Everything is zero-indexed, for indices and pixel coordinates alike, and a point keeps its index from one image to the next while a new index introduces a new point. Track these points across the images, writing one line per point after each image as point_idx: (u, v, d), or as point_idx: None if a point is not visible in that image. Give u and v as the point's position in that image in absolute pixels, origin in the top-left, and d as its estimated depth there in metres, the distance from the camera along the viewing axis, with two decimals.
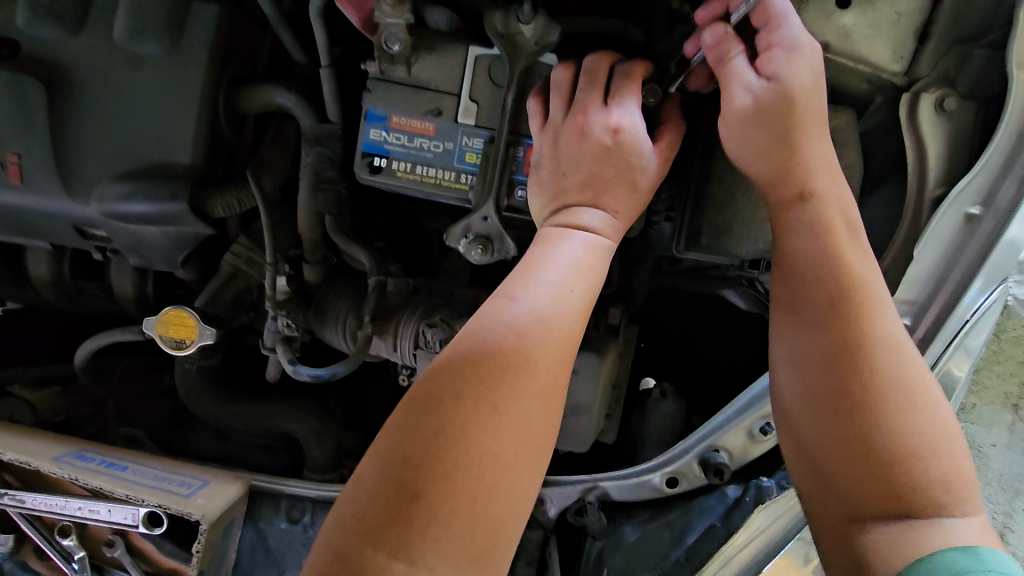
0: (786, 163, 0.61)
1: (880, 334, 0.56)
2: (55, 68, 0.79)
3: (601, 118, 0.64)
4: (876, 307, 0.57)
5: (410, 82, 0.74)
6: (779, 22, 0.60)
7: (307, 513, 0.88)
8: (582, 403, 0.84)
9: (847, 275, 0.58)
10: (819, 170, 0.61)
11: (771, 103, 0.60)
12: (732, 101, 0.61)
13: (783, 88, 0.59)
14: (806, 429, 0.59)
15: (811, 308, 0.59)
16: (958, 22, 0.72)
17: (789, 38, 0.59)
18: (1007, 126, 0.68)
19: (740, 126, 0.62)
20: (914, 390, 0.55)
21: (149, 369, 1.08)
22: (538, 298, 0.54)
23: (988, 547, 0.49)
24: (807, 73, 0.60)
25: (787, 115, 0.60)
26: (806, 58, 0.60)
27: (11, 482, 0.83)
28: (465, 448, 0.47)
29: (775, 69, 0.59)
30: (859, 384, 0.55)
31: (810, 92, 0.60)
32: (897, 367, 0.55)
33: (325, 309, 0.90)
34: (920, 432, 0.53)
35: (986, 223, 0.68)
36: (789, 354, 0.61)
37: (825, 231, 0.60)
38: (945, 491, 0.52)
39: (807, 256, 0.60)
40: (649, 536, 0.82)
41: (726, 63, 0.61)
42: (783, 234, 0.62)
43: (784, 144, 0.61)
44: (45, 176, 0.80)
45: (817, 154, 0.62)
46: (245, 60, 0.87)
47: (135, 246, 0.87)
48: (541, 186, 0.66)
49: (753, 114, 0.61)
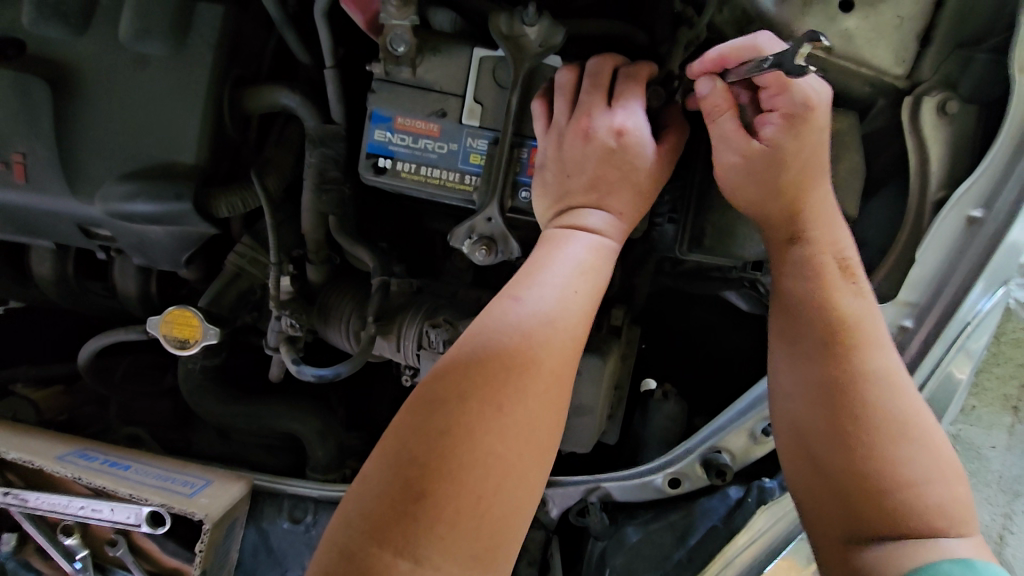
0: (778, 212, 0.63)
1: (872, 369, 0.57)
2: (60, 67, 0.79)
3: (606, 120, 0.64)
4: (869, 342, 0.58)
5: (415, 84, 0.74)
6: (782, 88, 0.59)
7: (310, 513, 0.88)
8: (585, 404, 0.84)
9: (842, 311, 0.59)
10: (816, 215, 0.63)
11: (765, 163, 0.61)
12: (722, 158, 0.63)
13: (777, 152, 0.60)
14: (802, 456, 0.60)
15: (807, 342, 0.60)
16: (960, 25, 0.72)
17: (791, 105, 0.59)
18: (1008, 131, 0.68)
19: (733, 178, 0.64)
20: (907, 419, 0.56)
21: (151, 368, 1.09)
22: (542, 300, 0.54)
23: (981, 559, 0.50)
24: (806, 138, 0.60)
25: (781, 171, 0.61)
26: (807, 125, 0.59)
27: (14, 481, 0.83)
28: (470, 449, 0.48)
29: (771, 137, 0.60)
30: (852, 416, 0.56)
31: (811, 151, 0.61)
32: (890, 398, 0.56)
33: (329, 309, 0.90)
34: (914, 458, 0.54)
35: (989, 226, 0.68)
36: (785, 382, 0.62)
37: (818, 269, 0.61)
38: (940, 513, 0.53)
39: (804, 291, 0.61)
40: (650, 537, 0.82)
41: (717, 120, 0.62)
42: (778, 272, 0.64)
43: (780, 196, 0.62)
44: (50, 175, 0.80)
45: (820, 203, 0.63)
46: (250, 60, 0.87)
47: (139, 245, 0.87)
48: (545, 188, 0.66)
49: (745, 170, 0.62)
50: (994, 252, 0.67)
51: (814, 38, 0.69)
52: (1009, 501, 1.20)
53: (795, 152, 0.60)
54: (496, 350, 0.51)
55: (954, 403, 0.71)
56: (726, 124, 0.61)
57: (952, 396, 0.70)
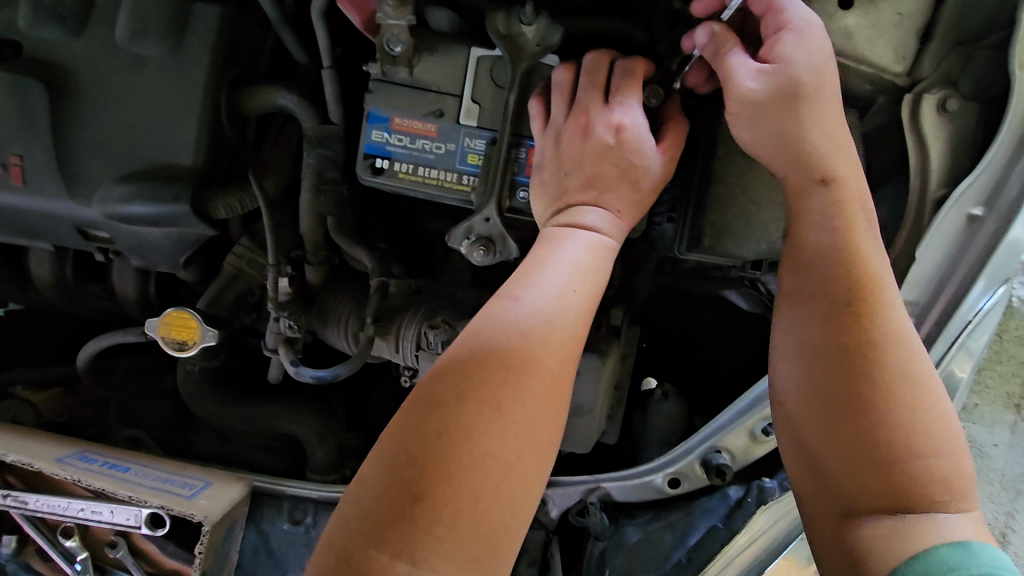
0: (795, 139, 0.60)
1: (891, 330, 0.55)
2: (56, 69, 0.79)
3: (604, 118, 0.64)
4: (887, 302, 0.56)
5: (413, 84, 0.74)
6: (784, 6, 0.60)
7: (310, 514, 0.88)
8: (584, 404, 0.84)
9: (861, 270, 0.57)
10: (840, 159, 0.60)
11: (782, 83, 0.59)
12: (739, 83, 0.60)
13: (794, 67, 0.59)
14: (805, 424, 0.58)
15: (822, 300, 0.58)
16: (959, 23, 0.72)
17: (797, 20, 0.60)
18: (1009, 128, 0.68)
19: (749, 111, 0.61)
20: (921, 387, 0.55)
21: (151, 369, 1.09)
22: (541, 299, 0.54)
23: (980, 541, 0.51)
24: (816, 50, 0.59)
25: (795, 92, 0.59)
26: (814, 41, 0.59)
27: (15, 484, 0.83)
28: (469, 450, 0.47)
29: (784, 48, 0.59)
30: (867, 379, 0.55)
31: (823, 74, 0.59)
32: (903, 371, 0.55)
33: (327, 309, 0.90)
34: (923, 428, 0.54)
35: (989, 224, 0.68)
36: (794, 345, 0.60)
37: (840, 220, 0.58)
38: (945, 488, 0.53)
39: (821, 249, 0.59)
40: (650, 538, 0.82)
41: (727, 53, 0.62)
42: (795, 222, 0.61)
43: (800, 127, 0.60)
44: (48, 178, 0.80)
45: (841, 150, 0.61)
46: (248, 60, 0.87)
47: (137, 247, 0.87)
48: (543, 187, 0.66)
49: (760, 99, 0.60)
50: (996, 249, 0.67)
51: None
52: (1012, 500, 1.28)
53: (808, 71, 0.59)
54: (494, 349, 0.51)
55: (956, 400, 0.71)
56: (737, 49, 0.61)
57: (953, 393, 0.70)
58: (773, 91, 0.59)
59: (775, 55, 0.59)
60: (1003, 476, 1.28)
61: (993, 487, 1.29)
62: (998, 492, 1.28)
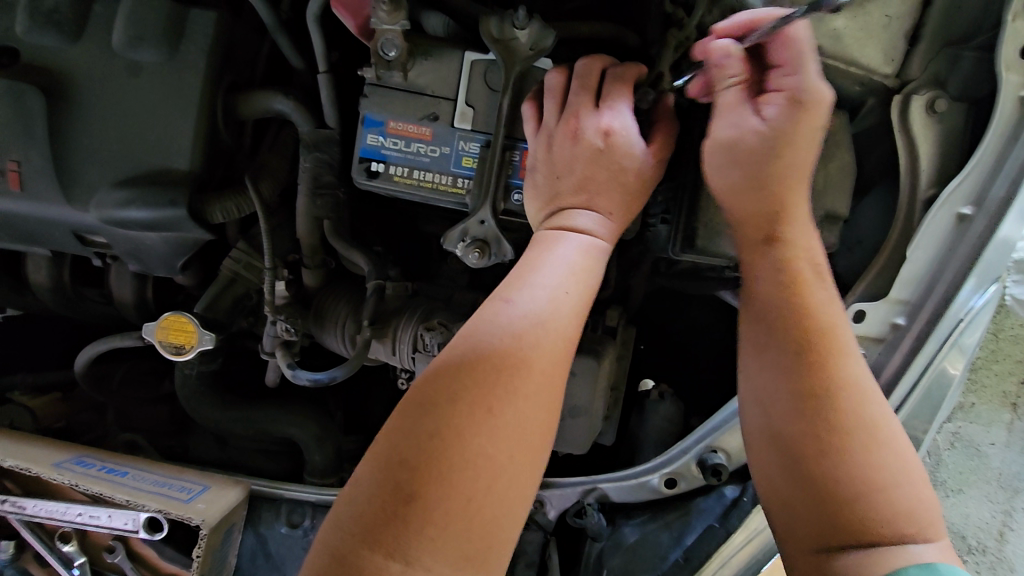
0: (754, 204, 0.65)
1: (841, 375, 0.58)
2: (54, 76, 0.79)
3: (593, 121, 0.65)
4: (832, 345, 0.59)
5: (407, 88, 0.74)
6: (794, 69, 0.62)
7: (308, 517, 0.89)
8: (580, 405, 0.84)
9: (808, 320, 0.60)
10: (796, 218, 0.64)
11: (759, 144, 0.63)
12: (721, 128, 0.65)
13: (772, 135, 0.63)
14: (771, 470, 0.60)
15: (775, 350, 0.61)
16: (948, 24, 0.72)
17: (797, 87, 0.62)
18: (996, 128, 0.69)
19: (722, 156, 0.66)
20: (876, 426, 0.57)
21: (149, 374, 1.09)
22: (534, 301, 0.55)
23: (944, 563, 0.52)
24: (802, 126, 0.62)
25: (773, 158, 0.63)
26: (806, 115, 0.62)
27: (12, 489, 0.82)
28: (461, 451, 0.48)
29: (773, 115, 0.63)
30: (823, 424, 0.57)
31: (802, 146, 0.63)
32: (857, 404, 0.58)
33: (324, 312, 0.90)
34: (881, 465, 0.56)
35: (978, 223, 0.69)
36: (754, 393, 0.62)
37: (783, 275, 0.63)
38: (910, 521, 0.54)
39: (771, 301, 0.62)
40: (648, 537, 0.83)
41: (725, 87, 0.64)
42: (748, 276, 0.65)
43: (768, 189, 0.64)
44: (45, 183, 0.80)
45: (802, 211, 0.65)
46: (244, 66, 0.87)
47: (135, 252, 0.87)
48: (535, 189, 0.67)
49: (734, 151, 0.65)
50: (986, 247, 0.67)
51: None
52: (1010, 498, 1.41)
53: (789, 142, 0.63)
54: (486, 351, 0.52)
55: (948, 399, 0.71)
56: (734, 94, 0.64)
57: (946, 390, 0.70)
58: (750, 148, 0.64)
59: (765, 118, 0.63)
60: (1004, 473, 1.42)
61: (993, 487, 1.42)
62: (998, 492, 1.42)
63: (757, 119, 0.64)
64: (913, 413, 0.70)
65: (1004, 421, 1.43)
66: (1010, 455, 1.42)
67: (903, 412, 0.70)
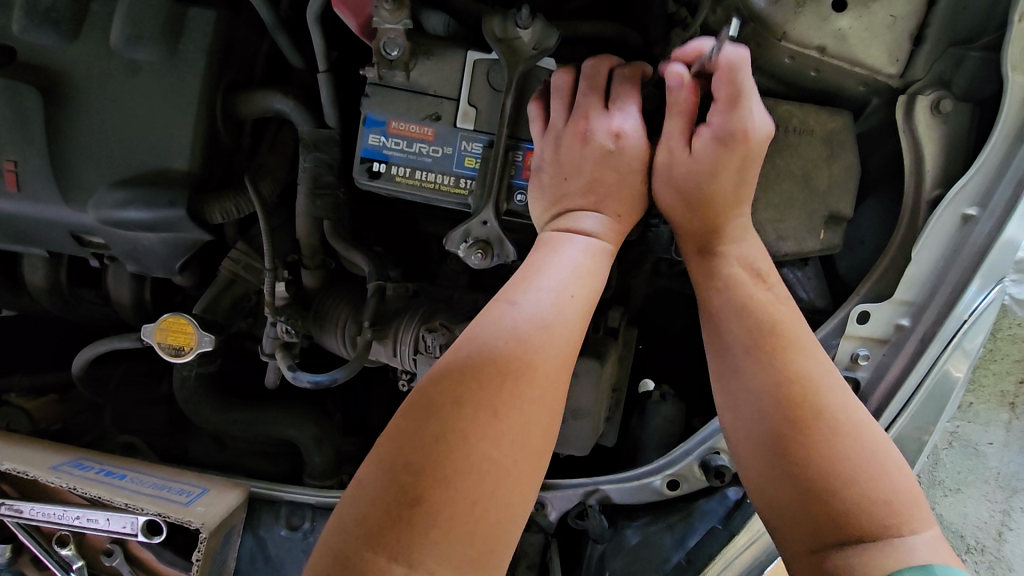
0: (679, 223, 0.66)
1: (803, 367, 0.58)
2: (50, 75, 0.78)
3: (604, 123, 0.64)
4: (799, 339, 0.60)
5: (410, 87, 0.74)
6: (724, 104, 0.61)
7: (307, 520, 0.88)
8: (583, 407, 0.83)
9: (768, 316, 0.61)
10: (729, 231, 0.65)
11: (687, 175, 0.64)
12: (657, 155, 0.65)
13: (696, 169, 0.63)
14: (749, 476, 0.59)
15: (748, 340, 0.60)
16: (954, 25, 0.72)
17: (721, 124, 0.62)
18: (1001, 129, 0.68)
19: (658, 181, 0.66)
20: (863, 423, 0.57)
21: (146, 375, 1.08)
22: (539, 303, 0.54)
23: (940, 564, 0.51)
24: (726, 160, 0.63)
25: (700, 190, 0.64)
26: (732, 148, 0.62)
27: (9, 492, 0.82)
28: (465, 454, 0.47)
29: (698, 151, 0.63)
30: (804, 422, 0.56)
31: (730, 175, 0.64)
32: (838, 396, 0.58)
33: (324, 314, 0.90)
34: (857, 457, 0.55)
35: (983, 225, 0.69)
36: (725, 400, 0.61)
37: (729, 279, 0.64)
38: (892, 512, 0.53)
39: (725, 299, 0.63)
40: (650, 540, 0.82)
41: (670, 114, 0.64)
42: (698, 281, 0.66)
43: (701, 208, 0.65)
44: (42, 184, 0.79)
45: (737, 225, 0.65)
46: (243, 64, 0.86)
47: (133, 253, 0.86)
48: (541, 190, 0.66)
49: (667, 179, 0.65)
50: (990, 250, 0.67)
51: (807, 38, 0.71)
52: (1008, 497, 1.42)
53: (715, 175, 0.63)
54: (491, 355, 0.51)
55: (951, 401, 0.71)
56: (676, 123, 0.64)
57: (949, 393, 0.70)
58: (681, 179, 0.64)
59: (693, 152, 0.64)
60: (1002, 472, 1.42)
61: (991, 486, 1.42)
62: (995, 491, 1.42)
63: (687, 151, 0.64)
64: (915, 417, 0.70)
65: (1002, 420, 1.43)
66: (1008, 454, 1.43)
67: (908, 413, 0.70)
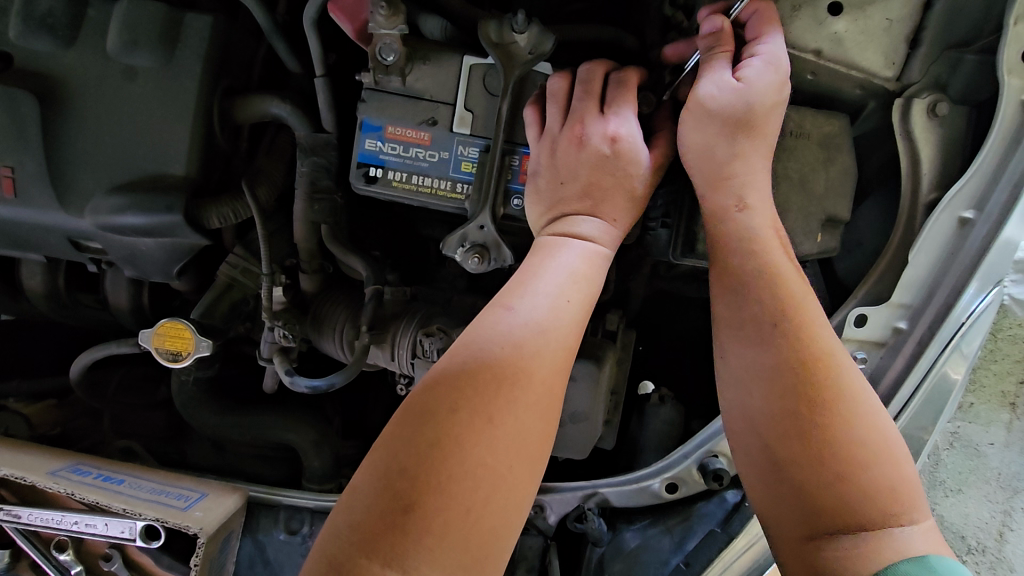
0: (718, 162, 0.65)
1: (820, 346, 0.58)
2: (47, 82, 0.78)
3: (599, 127, 0.64)
4: (813, 324, 0.59)
5: (406, 92, 0.74)
6: (767, 36, 0.65)
7: (306, 524, 0.88)
8: (581, 411, 0.83)
9: (781, 300, 0.60)
10: (756, 184, 0.65)
11: (735, 103, 0.63)
12: (701, 88, 0.64)
13: (749, 92, 0.63)
14: (753, 458, 0.59)
15: (757, 326, 0.60)
16: (950, 28, 0.72)
17: (768, 51, 0.64)
18: (998, 132, 0.68)
19: (702, 116, 0.64)
20: (869, 413, 0.57)
21: (144, 380, 1.07)
22: (535, 309, 0.54)
23: (936, 554, 0.51)
24: (775, 84, 0.63)
25: (746, 119, 0.63)
26: (779, 75, 0.64)
27: (7, 497, 0.81)
28: (459, 461, 0.47)
29: (749, 73, 0.63)
30: (807, 411, 0.56)
31: (773, 108, 0.64)
32: (846, 386, 0.57)
33: (322, 318, 0.90)
34: (861, 441, 0.55)
35: (980, 227, 0.68)
36: (735, 378, 0.62)
37: (755, 243, 0.63)
38: (891, 501, 0.53)
39: (746, 268, 0.62)
40: (648, 543, 0.82)
41: (712, 53, 0.65)
42: (719, 244, 0.65)
43: (739, 147, 0.64)
44: (39, 190, 0.79)
45: (761, 178, 0.66)
46: (241, 70, 0.86)
47: (130, 258, 0.87)
48: (538, 195, 0.66)
49: (711, 112, 0.64)
50: (987, 253, 0.67)
51: (804, 42, 0.71)
52: (1009, 498, 1.41)
53: (763, 103, 0.63)
54: (486, 360, 0.51)
55: (950, 403, 0.71)
56: (721, 57, 0.65)
57: (947, 395, 0.70)
58: (732, 105, 0.63)
59: (743, 78, 0.63)
60: (1004, 473, 1.42)
61: (992, 486, 1.42)
62: (997, 492, 1.42)
63: (737, 78, 0.63)
64: (914, 417, 0.70)
65: (1002, 421, 1.43)
66: (1009, 455, 1.42)
67: (906, 416, 0.69)
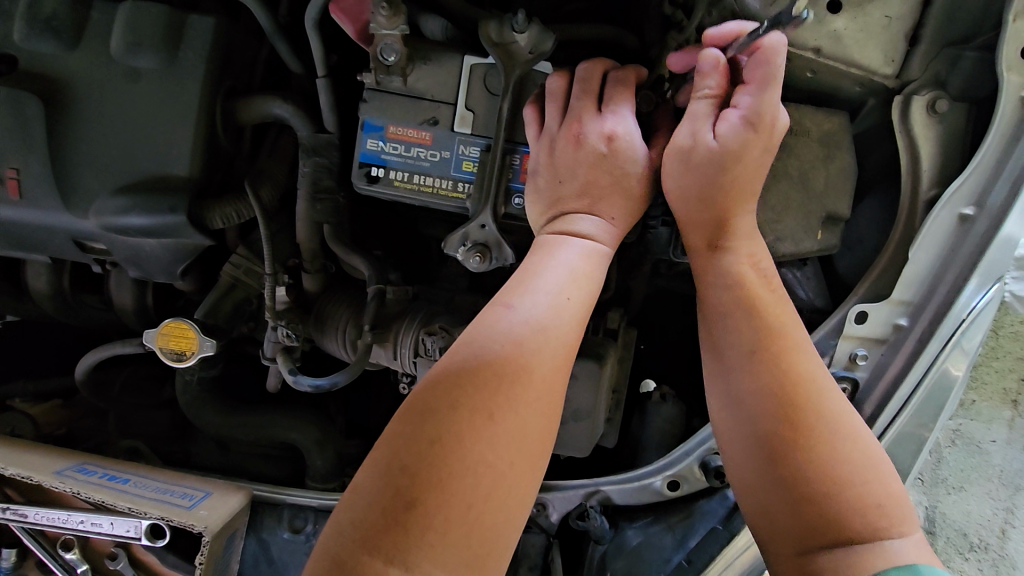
0: (693, 212, 0.66)
1: (803, 363, 0.59)
2: (51, 84, 0.79)
3: (596, 126, 0.65)
4: (797, 343, 0.60)
5: (407, 92, 0.74)
6: (756, 86, 0.62)
7: (310, 522, 0.88)
8: (583, 409, 0.84)
9: (767, 318, 0.61)
10: (740, 229, 0.65)
11: (706, 159, 0.63)
12: (678, 135, 0.65)
13: (718, 151, 0.63)
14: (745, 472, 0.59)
15: (747, 343, 0.61)
16: (950, 25, 0.72)
17: (749, 106, 0.62)
18: (998, 129, 0.68)
19: (674, 165, 0.66)
20: (855, 426, 0.58)
21: (149, 379, 1.09)
22: (535, 307, 0.55)
23: (925, 563, 0.52)
24: (747, 142, 0.62)
25: (717, 174, 0.63)
26: (758, 133, 0.62)
27: (13, 496, 0.82)
28: (462, 457, 0.48)
29: (722, 132, 0.63)
30: (800, 420, 0.57)
31: (749, 163, 0.63)
32: (831, 400, 0.58)
33: (324, 317, 0.90)
34: (852, 452, 0.56)
35: (981, 223, 0.69)
36: (725, 392, 0.62)
37: (738, 278, 0.63)
38: (884, 515, 0.54)
39: (728, 294, 0.63)
40: (650, 541, 0.83)
41: (698, 97, 0.65)
42: (701, 278, 0.66)
43: (713, 203, 0.64)
44: (44, 192, 0.80)
45: (745, 224, 0.66)
46: (243, 70, 0.87)
47: (135, 258, 0.87)
48: (537, 193, 0.67)
49: (687, 162, 0.65)
50: (986, 250, 0.67)
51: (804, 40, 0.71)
52: (1011, 495, 1.41)
53: (735, 161, 0.63)
54: (486, 359, 0.51)
55: (951, 400, 0.71)
56: (703, 106, 0.65)
57: (948, 392, 0.70)
58: (700, 162, 0.64)
59: (718, 135, 0.63)
60: (1006, 470, 1.42)
61: (995, 484, 1.42)
62: (999, 489, 1.42)
63: (712, 133, 0.63)
64: (915, 414, 0.70)
65: (1005, 419, 1.43)
66: (1011, 452, 1.42)
67: (906, 413, 0.70)
